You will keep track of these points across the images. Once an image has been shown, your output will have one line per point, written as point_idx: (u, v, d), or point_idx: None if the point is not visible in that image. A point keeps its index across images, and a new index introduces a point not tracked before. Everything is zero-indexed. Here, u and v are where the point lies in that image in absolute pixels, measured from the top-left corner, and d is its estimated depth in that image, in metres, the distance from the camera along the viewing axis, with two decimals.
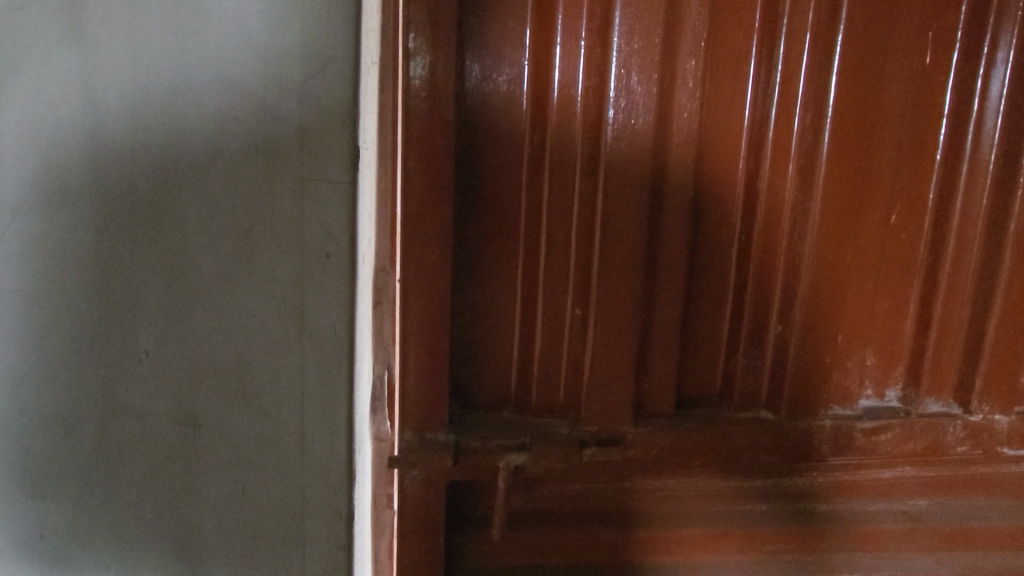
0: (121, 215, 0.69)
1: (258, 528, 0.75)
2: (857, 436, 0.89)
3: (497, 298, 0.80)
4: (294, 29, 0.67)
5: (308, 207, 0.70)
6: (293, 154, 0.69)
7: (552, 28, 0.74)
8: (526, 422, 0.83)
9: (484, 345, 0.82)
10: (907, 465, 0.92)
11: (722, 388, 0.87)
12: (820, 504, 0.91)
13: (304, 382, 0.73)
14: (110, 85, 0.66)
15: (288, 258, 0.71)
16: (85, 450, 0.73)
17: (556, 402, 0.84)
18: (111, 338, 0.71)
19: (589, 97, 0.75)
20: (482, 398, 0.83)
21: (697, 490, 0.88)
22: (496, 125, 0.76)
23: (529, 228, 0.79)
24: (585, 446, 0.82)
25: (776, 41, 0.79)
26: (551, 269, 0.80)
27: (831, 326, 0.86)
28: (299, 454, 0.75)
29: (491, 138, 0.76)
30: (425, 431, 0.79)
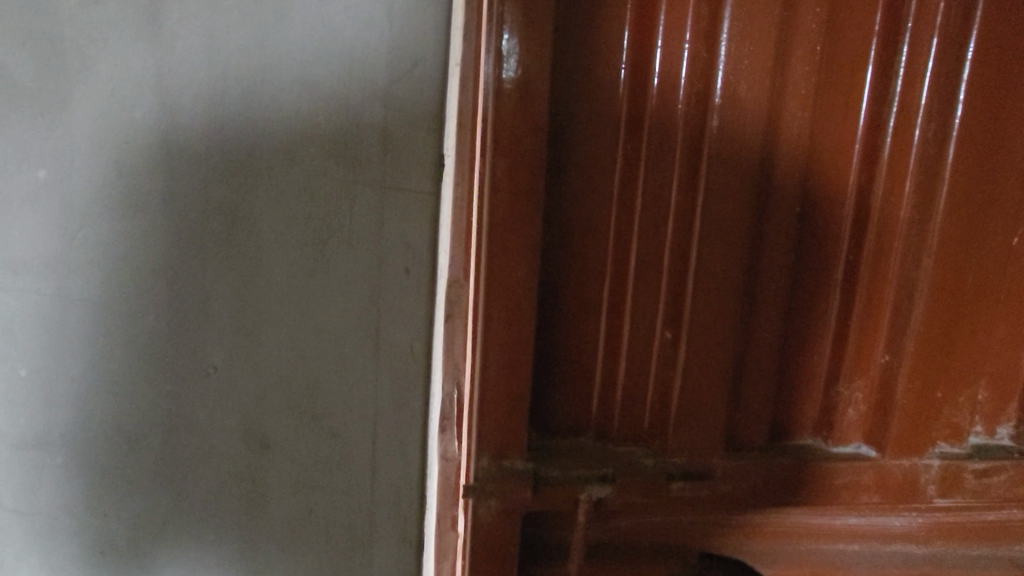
0: (194, 224, 0.66)
1: (324, 547, 0.73)
2: (966, 478, 0.81)
3: (582, 316, 0.75)
4: (380, 28, 0.63)
5: (388, 219, 0.67)
6: (375, 161, 0.65)
7: (653, 29, 0.68)
8: (608, 450, 0.77)
9: (567, 366, 0.76)
10: (1018, 510, 0.83)
11: (820, 421, 0.80)
12: (917, 548, 0.83)
13: (377, 400, 0.70)
14: (186, 85, 0.63)
15: (365, 272, 0.67)
16: (151, 464, 0.70)
17: (640, 429, 0.77)
18: (181, 352, 0.68)
19: (690, 103, 0.69)
20: (561, 423, 0.78)
21: (787, 528, 0.81)
22: (589, 131, 0.70)
23: (619, 244, 0.73)
24: (673, 481, 0.75)
25: (900, 45, 0.71)
26: (640, 288, 0.74)
27: (946, 358, 0.78)
28: (369, 476, 0.72)
29: (584, 144, 0.71)
30: (503, 458, 0.72)
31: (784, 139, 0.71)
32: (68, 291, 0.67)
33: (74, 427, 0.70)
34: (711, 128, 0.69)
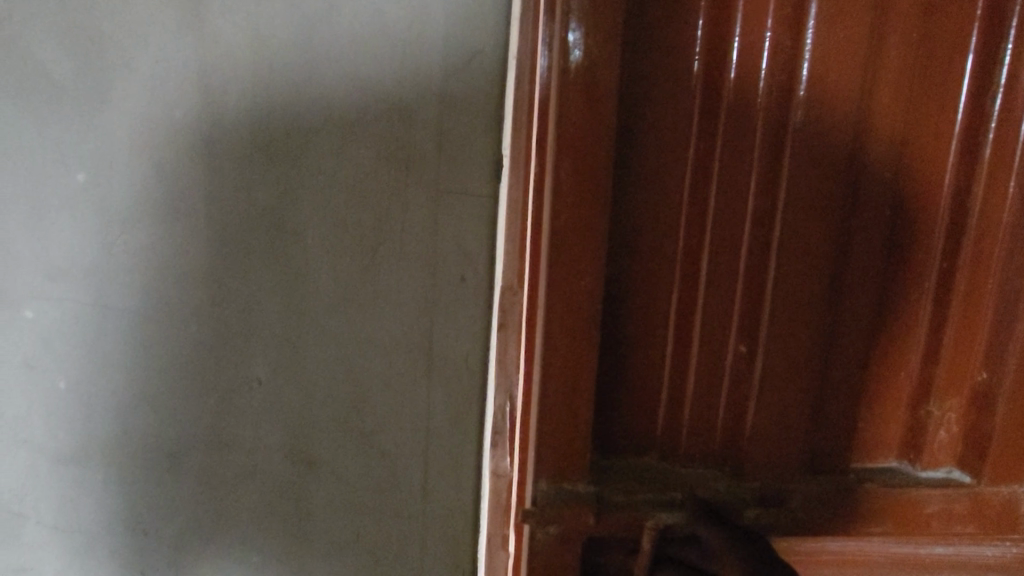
0: (237, 230, 0.62)
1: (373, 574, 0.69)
2: None
3: (648, 328, 0.70)
4: (436, 19, 0.59)
5: (444, 225, 0.62)
6: (429, 162, 0.61)
7: (732, 17, 0.62)
8: (674, 472, 0.72)
9: (632, 382, 0.71)
10: None
11: (908, 444, 0.73)
12: None
13: (430, 419, 0.65)
14: (229, 82, 0.59)
15: (417, 282, 0.63)
16: (191, 483, 0.67)
17: (711, 450, 0.72)
18: (223, 365, 0.65)
19: (771, 96, 0.63)
20: (623, 441, 0.72)
21: (872, 560, 0.71)
22: (659, 126, 0.65)
23: (689, 251, 0.68)
24: (747, 508, 0.70)
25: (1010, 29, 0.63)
26: (711, 297, 0.68)
27: None
28: (420, 500, 0.67)
29: (653, 140, 0.65)
30: (563, 480, 0.62)
31: (871, 136, 0.65)
32: (106, 300, 0.63)
33: (114, 442, 0.66)
34: (792, 126, 0.64)
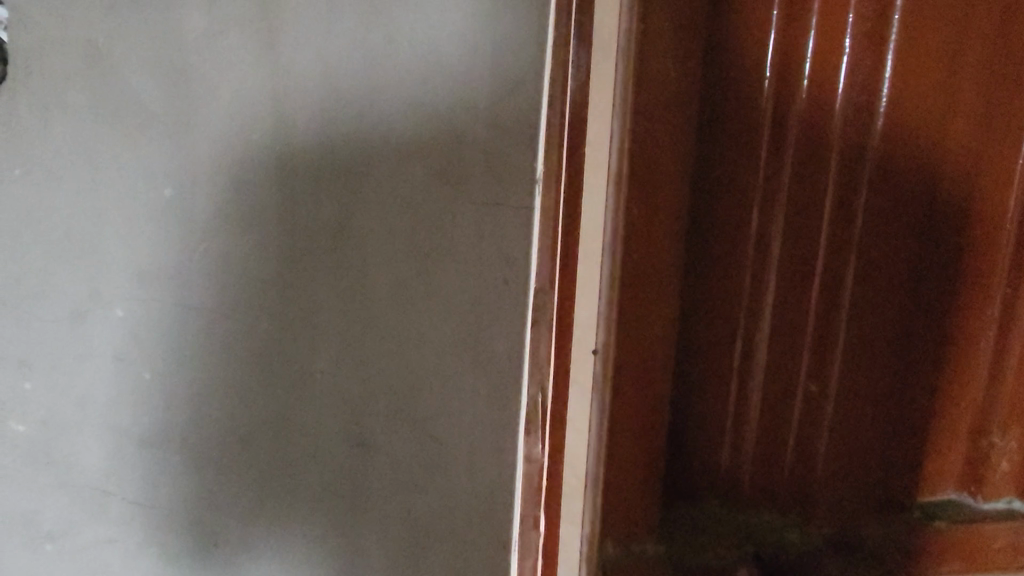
0: (305, 233, 0.67)
1: (421, 558, 0.73)
2: None
3: (722, 353, 0.83)
4: (485, 46, 0.62)
5: (489, 228, 0.65)
6: (477, 172, 0.64)
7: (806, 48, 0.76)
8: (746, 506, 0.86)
9: (714, 402, 0.84)
10: None
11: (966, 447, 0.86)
12: None
13: (477, 409, 0.69)
14: (299, 105, 0.65)
15: (465, 281, 0.66)
16: (259, 465, 0.73)
17: (786, 485, 0.86)
18: (290, 357, 0.70)
19: (845, 136, 0.78)
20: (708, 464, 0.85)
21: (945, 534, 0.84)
22: (740, 176, 0.79)
23: (769, 276, 0.81)
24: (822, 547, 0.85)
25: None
26: (780, 336, 0.82)
27: None
28: (466, 483, 0.70)
29: (728, 192, 0.79)
30: (633, 542, 0.80)
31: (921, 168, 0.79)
32: (187, 300, 0.70)
33: (191, 427, 0.73)
34: (854, 174, 0.79)
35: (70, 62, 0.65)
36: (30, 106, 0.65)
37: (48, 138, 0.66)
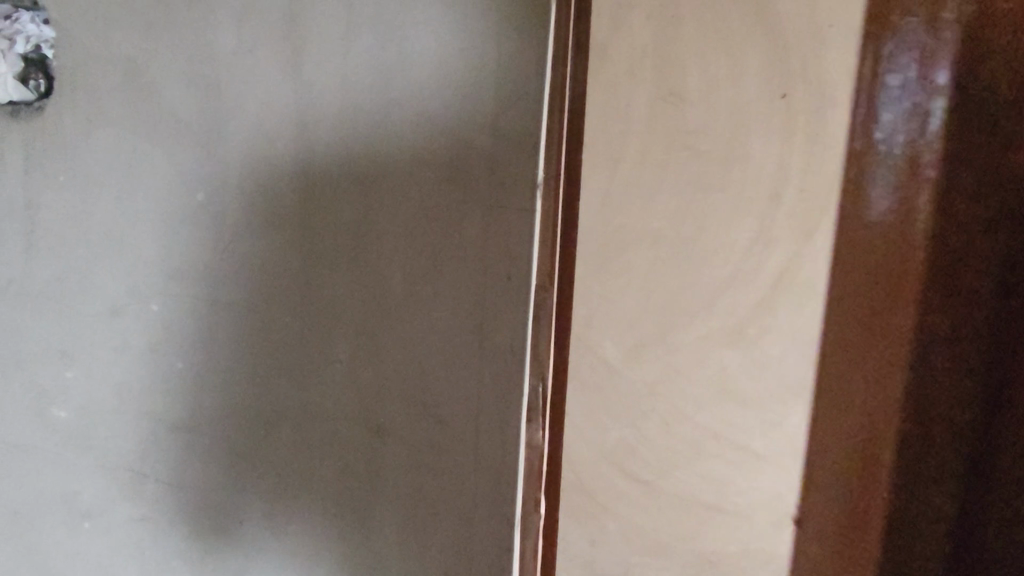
0: (327, 238, 0.77)
1: (430, 533, 0.81)
2: None
3: None
4: (489, 63, 0.70)
5: (494, 231, 0.74)
6: (482, 180, 0.73)
7: None
8: None
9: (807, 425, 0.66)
10: None
11: None
12: None
13: (481, 395, 0.77)
14: (321, 115, 0.74)
15: (470, 279, 0.75)
16: (284, 445, 0.83)
17: None
18: (314, 346, 0.80)
19: None
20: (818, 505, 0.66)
21: None
22: None
23: None
24: None
25: None
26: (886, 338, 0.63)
27: None
28: (471, 463, 0.78)
29: None
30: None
31: None
32: (219, 295, 0.80)
33: (221, 411, 0.83)
34: None
35: (111, 80, 0.77)
36: (75, 121, 0.80)
37: (91, 150, 0.80)
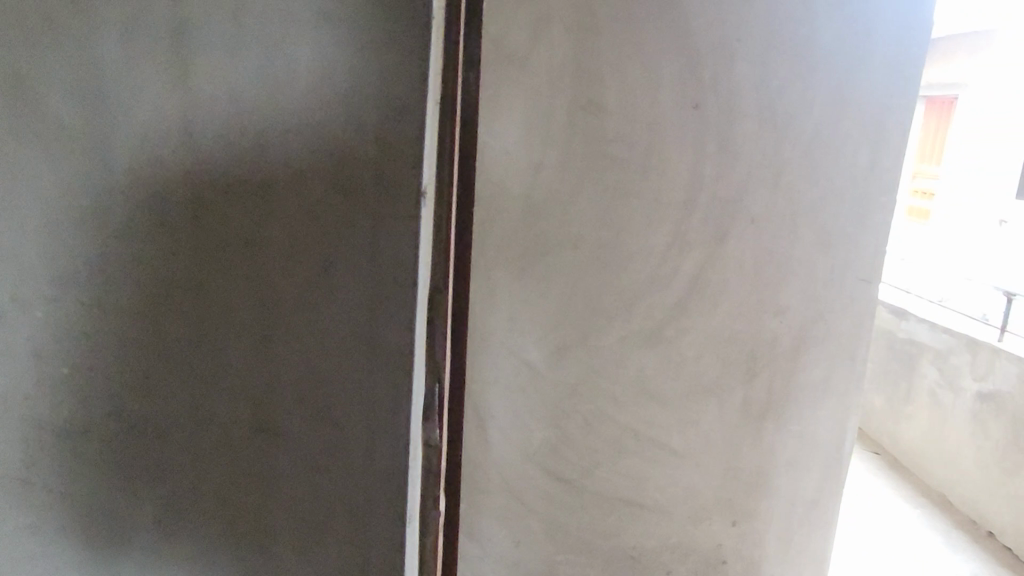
0: (215, 245, 0.80)
1: (328, 527, 0.86)
2: None
3: None
4: (372, 79, 0.75)
5: (382, 239, 0.78)
6: (367, 189, 0.78)
7: None
8: None
9: None
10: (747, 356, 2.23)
11: None
12: None
13: (372, 395, 0.82)
14: (207, 124, 0.76)
15: (360, 284, 0.79)
16: (173, 451, 0.85)
17: None
18: (203, 352, 0.83)
19: None
20: None
21: None
22: None
23: None
24: None
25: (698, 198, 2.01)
26: None
27: None
28: (365, 460, 0.83)
29: None
30: None
31: None
32: (102, 300, 0.80)
33: (107, 419, 0.83)
34: None
35: None
36: None
37: None
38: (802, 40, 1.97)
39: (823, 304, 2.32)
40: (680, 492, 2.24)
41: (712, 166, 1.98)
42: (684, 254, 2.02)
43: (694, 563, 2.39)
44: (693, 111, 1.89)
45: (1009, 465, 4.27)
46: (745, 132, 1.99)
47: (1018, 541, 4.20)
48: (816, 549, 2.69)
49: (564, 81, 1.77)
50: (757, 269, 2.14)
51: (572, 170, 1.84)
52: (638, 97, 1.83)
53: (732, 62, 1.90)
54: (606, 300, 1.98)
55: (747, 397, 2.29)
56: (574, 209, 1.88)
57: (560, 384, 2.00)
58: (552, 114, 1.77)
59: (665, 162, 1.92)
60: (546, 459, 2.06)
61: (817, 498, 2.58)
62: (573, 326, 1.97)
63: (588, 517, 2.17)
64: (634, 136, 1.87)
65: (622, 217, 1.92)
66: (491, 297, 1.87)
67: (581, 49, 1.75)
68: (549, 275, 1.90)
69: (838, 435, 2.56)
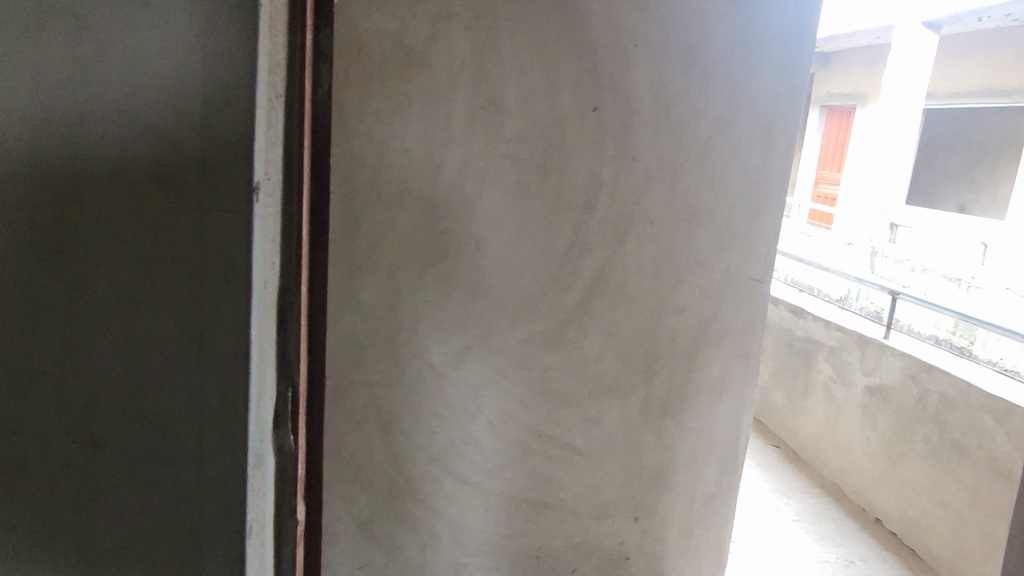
0: (43, 247, 0.81)
1: (161, 539, 0.83)
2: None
3: None
4: (192, 63, 0.71)
5: (208, 234, 0.74)
6: (191, 182, 0.73)
7: None
8: None
9: None
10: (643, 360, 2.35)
11: None
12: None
13: (201, 400, 0.78)
14: (37, 123, 0.78)
15: (185, 283, 0.76)
16: (21, 448, 0.88)
17: None
18: (37, 353, 0.84)
19: None
20: None
21: None
22: None
23: None
24: None
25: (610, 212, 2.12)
26: None
27: None
28: (196, 466, 0.79)
29: None
30: None
31: None
32: None
33: None
34: None
35: None
36: None
37: None
38: (694, 48, 2.12)
39: (716, 300, 2.46)
40: (581, 488, 2.29)
41: (611, 169, 2.08)
42: (586, 254, 2.11)
43: (599, 560, 2.42)
44: (592, 113, 2.00)
45: (893, 455, 4.54)
46: (643, 136, 2.11)
47: (900, 526, 4.48)
48: (713, 539, 2.82)
49: (463, 82, 1.84)
50: (655, 269, 2.25)
51: (473, 169, 1.90)
52: (538, 101, 1.93)
53: (629, 69, 2.02)
54: (513, 297, 2.04)
55: (647, 395, 2.36)
56: (475, 209, 1.93)
57: (462, 382, 2.04)
58: (452, 117, 1.84)
59: (563, 167, 2.01)
60: (448, 459, 2.09)
61: (715, 492, 2.75)
62: (477, 324, 2.02)
63: (494, 515, 2.20)
64: (535, 138, 1.95)
65: (521, 219, 1.99)
66: (393, 296, 1.90)
67: (481, 51, 1.84)
68: (451, 274, 1.95)
69: (733, 426, 2.75)
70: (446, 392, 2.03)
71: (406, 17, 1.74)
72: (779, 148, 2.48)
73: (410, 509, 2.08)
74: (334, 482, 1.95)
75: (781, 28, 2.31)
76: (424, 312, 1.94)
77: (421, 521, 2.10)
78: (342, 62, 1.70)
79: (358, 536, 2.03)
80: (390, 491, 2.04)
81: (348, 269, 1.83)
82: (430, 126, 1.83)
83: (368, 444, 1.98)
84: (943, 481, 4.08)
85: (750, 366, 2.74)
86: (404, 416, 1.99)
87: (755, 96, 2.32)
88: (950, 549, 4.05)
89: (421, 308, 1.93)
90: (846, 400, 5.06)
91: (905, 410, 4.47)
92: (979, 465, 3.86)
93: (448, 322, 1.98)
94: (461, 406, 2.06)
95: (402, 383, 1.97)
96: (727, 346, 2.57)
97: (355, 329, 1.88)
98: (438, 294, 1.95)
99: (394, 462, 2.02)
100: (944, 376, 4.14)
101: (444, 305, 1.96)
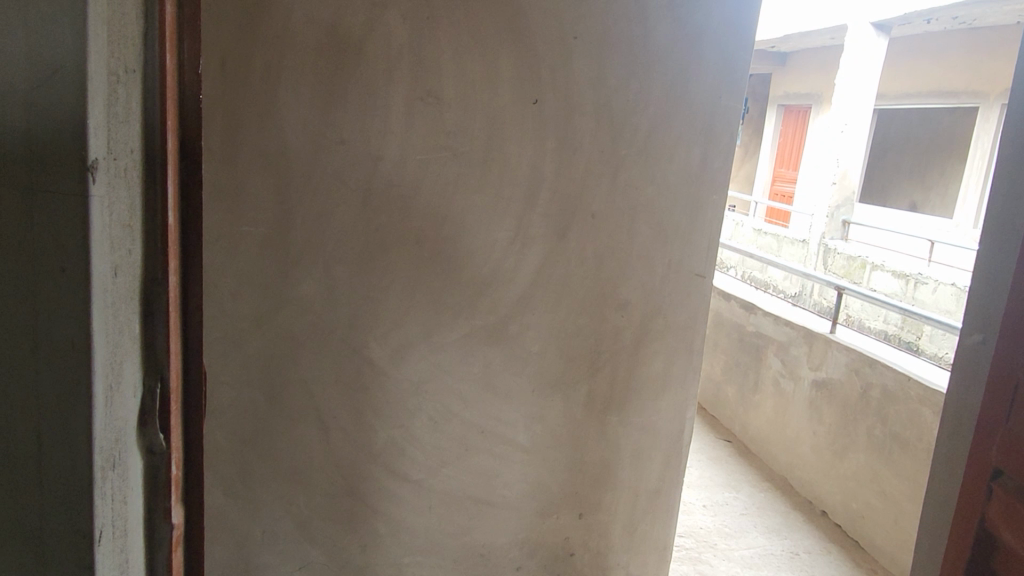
0: None
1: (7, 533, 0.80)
2: (992, 464, 1.18)
3: None
4: (19, 36, 0.69)
5: (38, 215, 0.71)
6: (20, 160, 0.71)
7: None
8: None
9: None
10: (590, 357, 2.29)
11: (996, 467, 1.17)
12: (983, 520, 1.20)
13: (40, 390, 0.75)
14: None
15: (20, 268, 0.73)
16: None
17: None
18: None
19: None
20: None
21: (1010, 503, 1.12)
22: None
23: None
24: None
25: (549, 204, 2.07)
26: None
27: (999, 420, 1.16)
28: (37, 459, 0.77)
29: None
30: None
31: None
32: None
33: None
34: None
35: None
36: None
37: None
38: (636, 41, 2.07)
39: (664, 296, 2.40)
40: (522, 485, 2.26)
41: (551, 162, 2.04)
42: (528, 249, 2.07)
43: (543, 558, 2.39)
44: (531, 107, 1.97)
45: (838, 448, 4.61)
46: (584, 128, 2.07)
47: (845, 519, 4.54)
48: (657, 536, 2.71)
49: (398, 72, 1.79)
50: (598, 263, 2.21)
51: (410, 162, 1.85)
52: (476, 93, 1.89)
53: (569, 62, 1.98)
54: (453, 292, 1.99)
55: (590, 391, 2.32)
56: (414, 203, 1.88)
57: (401, 379, 1.99)
58: (389, 110, 1.80)
59: (503, 161, 1.97)
60: (388, 458, 2.03)
61: (659, 487, 2.64)
62: (416, 320, 1.96)
63: (435, 513, 2.15)
64: (473, 130, 1.91)
65: (460, 211, 1.95)
66: (330, 291, 1.84)
67: (416, 42, 1.79)
68: (389, 270, 1.89)
69: (674, 422, 2.61)
70: (386, 389, 1.97)
71: (340, 6, 1.69)
72: (720, 142, 2.37)
73: (351, 508, 2.02)
74: (272, 482, 1.91)
75: (722, 18, 2.22)
76: (363, 308, 1.88)
77: (364, 519, 2.05)
78: (273, 53, 1.66)
79: (297, 536, 1.98)
80: (329, 490, 1.98)
81: (283, 263, 1.78)
82: (365, 118, 1.78)
83: (306, 443, 1.93)
84: (885, 474, 4.16)
85: (694, 360, 2.59)
86: (343, 415, 1.94)
87: (694, 89, 2.24)
88: (890, 540, 4.13)
89: (358, 303, 1.88)
90: (794, 394, 5.12)
91: (849, 404, 4.53)
92: (916, 457, 3.93)
93: (388, 318, 1.92)
94: (402, 404, 2.01)
95: (338, 381, 1.91)
96: (668, 339, 2.47)
97: (291, 325, 1.82)
98: (377, 288, 1.89)
99: (333, 461, 1.97)
100: (886, 370, 4.20)
101: (383, 300, 1.91)
